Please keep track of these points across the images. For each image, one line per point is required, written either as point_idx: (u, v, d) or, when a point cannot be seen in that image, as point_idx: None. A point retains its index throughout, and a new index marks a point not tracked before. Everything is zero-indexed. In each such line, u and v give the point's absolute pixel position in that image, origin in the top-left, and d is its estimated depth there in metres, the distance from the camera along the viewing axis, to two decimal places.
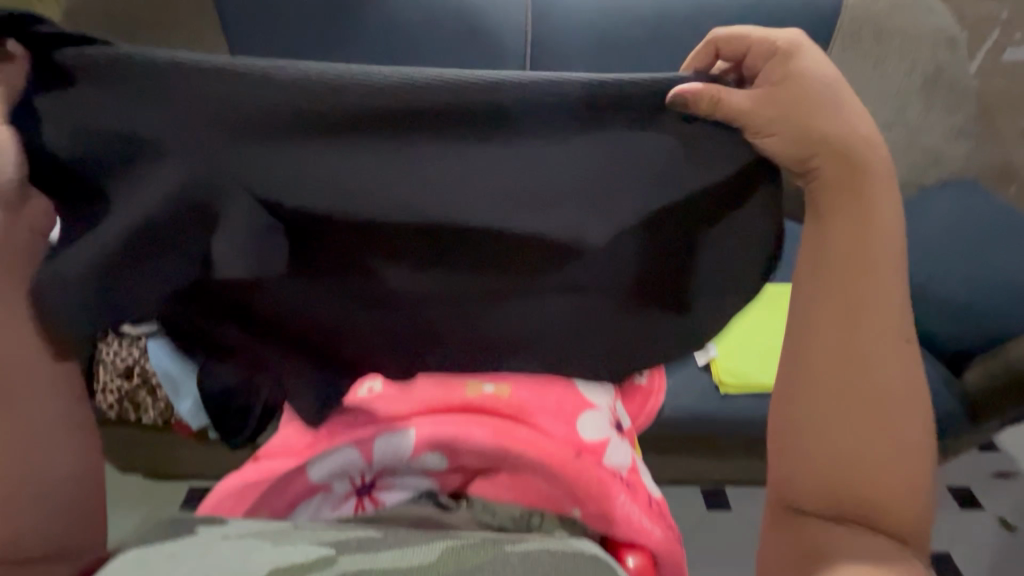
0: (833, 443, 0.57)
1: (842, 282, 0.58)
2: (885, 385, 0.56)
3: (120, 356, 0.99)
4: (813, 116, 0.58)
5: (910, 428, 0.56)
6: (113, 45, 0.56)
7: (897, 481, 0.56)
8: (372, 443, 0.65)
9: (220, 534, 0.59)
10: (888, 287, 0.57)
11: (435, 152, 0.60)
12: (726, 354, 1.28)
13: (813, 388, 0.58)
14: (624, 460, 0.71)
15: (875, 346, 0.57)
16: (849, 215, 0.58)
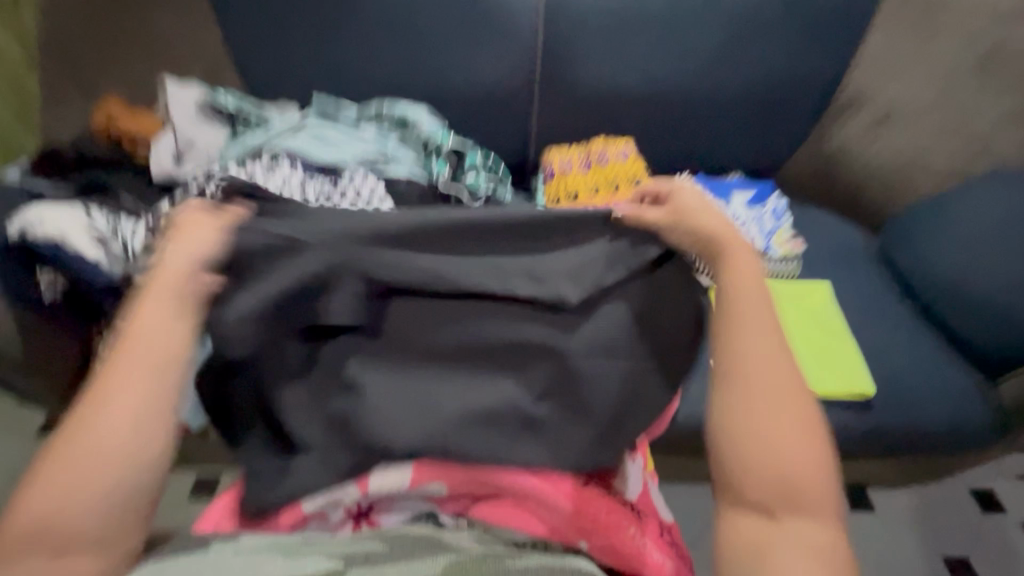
0: (749, 457, 0.53)
1: (728, 312, 0.60)
2: (784, 400, 0.55)
3: None
4: (696, 224, 0.67)
5: (805, 420, 0.54)
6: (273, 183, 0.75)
7: (805, 463, 0.53)
8: (369, 472, 0.63)
9: (231, 549, 0.56)
10: (758, 307, 0.60)
11: (452, 250, 0.67)
12: None
13: (728, 394, 0.56)
14: (633, 487, 0.71)
15: (762, 362, 0.57)
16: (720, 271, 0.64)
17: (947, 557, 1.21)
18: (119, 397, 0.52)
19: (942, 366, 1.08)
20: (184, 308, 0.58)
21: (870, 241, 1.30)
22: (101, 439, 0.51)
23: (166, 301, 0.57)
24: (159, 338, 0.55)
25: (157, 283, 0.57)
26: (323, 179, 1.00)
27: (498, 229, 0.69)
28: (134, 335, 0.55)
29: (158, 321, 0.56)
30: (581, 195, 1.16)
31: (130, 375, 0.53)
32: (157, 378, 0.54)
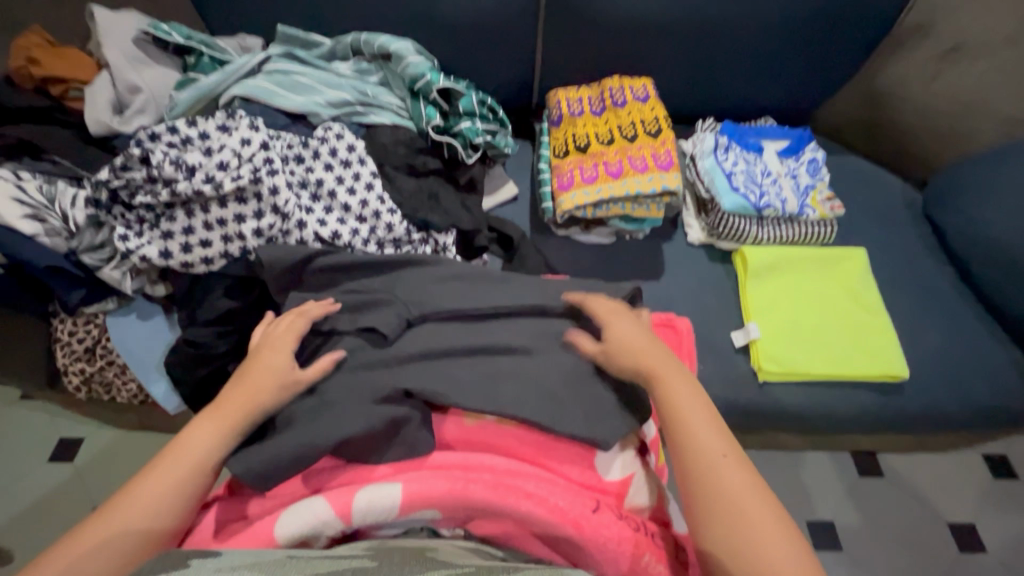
0: (735, 571, 0.50)
1: (675, 432, 0.59)
2: (750, 498, 0.53)
3: (78, 336, 0.87)
4: (623, 344, 0.67)
5: (778, 530, 0.51)
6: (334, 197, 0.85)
7: (787, 573, 0.48)
8: (349, 498, 0.56)
9: (210, 565, 0.41)
10: (701, 412, 0.60)
11: (466, 282, 0.78)
12: (774, 332, 0.95)
13: (700, 523, 0.53)
14: (646, 500, 0.64)
15: (721, 464, 0.55)
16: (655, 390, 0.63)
17: (952, 525, 1.19)
18: (125, 511, 0.53)
19: (980, 342, 0.99)
20: (220, 437, 0.59)
21: (912, 195, 1.15)
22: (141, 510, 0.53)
23: (217, 424, 0.60)
24: (188, 464, 0.57)
25: (225, 401, 0.62)
26: (293, 137, 0.87)
27: (499, 277, 0.79)
28: (174, 452, 0.57)
29: (198, 447, 0.58)
30: (591, 145, 1.01)
31: (146, 494, 0.54)
32: (170, 502, 0.54)
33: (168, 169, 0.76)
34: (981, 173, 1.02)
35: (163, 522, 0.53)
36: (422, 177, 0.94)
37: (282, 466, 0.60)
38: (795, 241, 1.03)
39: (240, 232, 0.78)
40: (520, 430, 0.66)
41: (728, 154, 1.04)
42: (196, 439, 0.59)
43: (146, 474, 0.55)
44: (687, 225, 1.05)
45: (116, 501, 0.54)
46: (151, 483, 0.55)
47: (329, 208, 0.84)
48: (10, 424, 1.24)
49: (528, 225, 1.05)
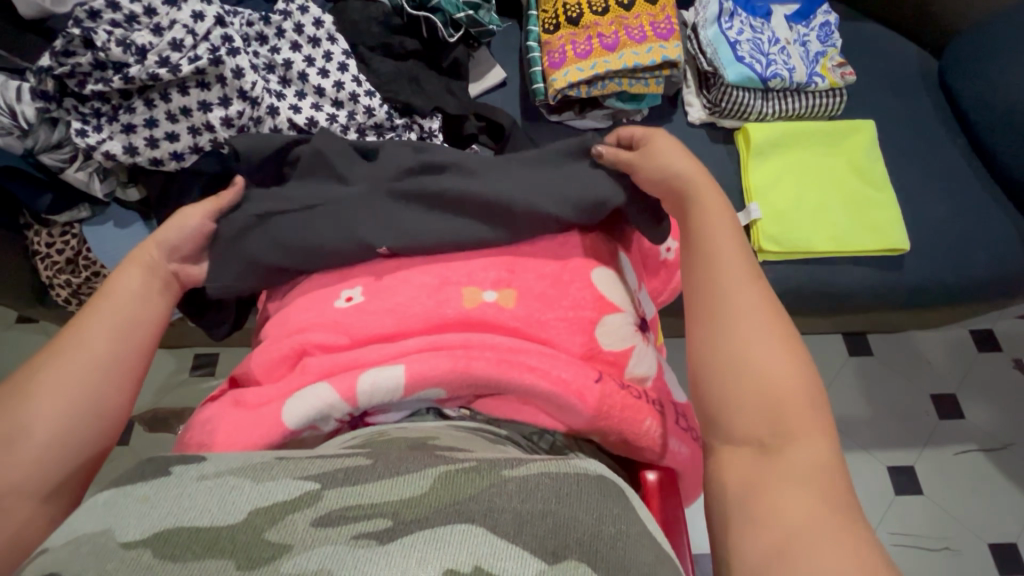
0: (728, 362, 0.49)
1: (691, 242, 0.58)
2: (765, 335, 0.49)
3: (56, 247, 0.83)
4: (665, 163, 0.64)
5: (781, 343, 0.49)
6: (310, 77, 0.78)
7: (777, 377, 0.47)
8: (354, 381, 0.55)
9: (191, 472, 0.39)
10: (725, 228, 0.57)
11: (458, 168, 0.74)
12: (776, 213, 0.92)
13: (701, 321, 0.52)
14: (647, 370, 0.64)
15: (739, 296, 0.52)
16: (691, 216, 0.60)
17: (935, 396, 1.25)
18: (83, 349, 0.50)
19: (986, 214, 0.97)
20: (125, 325, 0.53)
21: (930, 62, 1.07)
22: (115, 304, 0.54)
23: (110, 305, 0.54)
24: (133, 297, 0.56)
25: (134, 251, 0.59)
26: (252, 13, 0.78)
27: (492, 164, 0.75)
28: (100, 299, 0.54)
29: (129, 286, 0.56)
30: (584, 15, 0.91)
31: (92, 333, 0.51)
32: (118, 333, 0.52)
33: (115, 50, 0.69)
34: (1008, 32, 0.95)
35: (122, 349, 0.52)
36: (403, 58, 0.86)
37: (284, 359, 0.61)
38: (803, 114, 0.98)
39: (208, 122, 0.73)
40: (541, 245, 0.68)
41: (733, 21, 0.96)
42: (94, 333, 0.51)
43: (75, 325, 0.52)
44: (687, 103, 0.99)
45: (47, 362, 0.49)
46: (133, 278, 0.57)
47: (302, 93, 0.78)
48: (10, 344, 1.24)
49: (520, 113, 0.98)
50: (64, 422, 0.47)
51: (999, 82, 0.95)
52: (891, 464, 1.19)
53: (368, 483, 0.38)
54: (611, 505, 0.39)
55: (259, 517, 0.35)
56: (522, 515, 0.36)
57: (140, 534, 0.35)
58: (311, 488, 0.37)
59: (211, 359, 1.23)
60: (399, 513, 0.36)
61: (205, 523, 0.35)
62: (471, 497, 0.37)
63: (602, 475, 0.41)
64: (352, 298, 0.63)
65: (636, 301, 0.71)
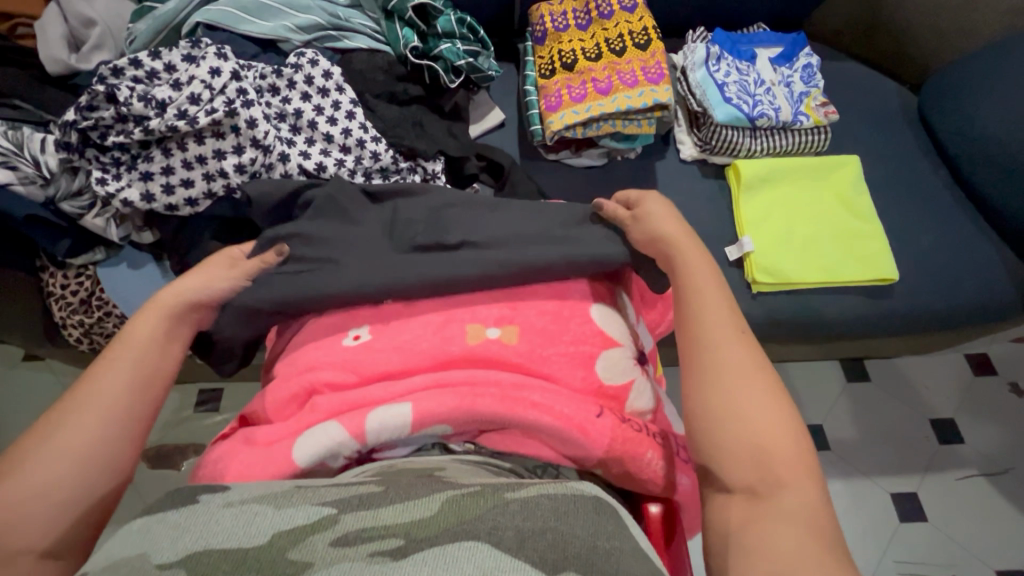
0: (717, 413, 0.51)
1: (680, 299, 0.61)
2: (747, 385, 0.52)
3: (71, 289, 0.85)
4: (655, 225, 0.69)
5: (766, 395, 0.52)
6: (320, 125, 0.82)
7: (764, 428, 0.50)
8: (362, 418, 0.57)
9: (219, 500, 0.41)
10: (711, 287, 0.61)
11: (461, 209, 0.78)
12: (768, 245, 0.95)
13: (692, 374, 0.55)
14: (646, 403, 0.66)
15: (723, 348, 0.55)
16: (679, 275, 0.64)
17: (934, 420, 1.26)
18: (99, 402, 0.51)
19: (971, 241, 1.00)
20: (140, 377, 0.54)
21: (909, 98, 1.13)
22: (133, 355, 0.55)
23: (126, 356, 0.55)
24: (148, 346, 0.57)
25: (153, 298, 0.61)
26: (264, 66, 0.83)
27: (494, 205, 0.79)
28: (116, 349, 0.55)
29: (142, 333, 0.57)
30: (578, 61, 0.96)
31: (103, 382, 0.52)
32: (128, 382, 0.53)
33: (137, 105, 0.73)
34: (980, 71, 1.00)
35: (131, 398, 0.53)
36: (406, 104, 0.90)
37: (294, 397, 0.62)
38: (790, 150, 1.02)
39: (222, 169, 0.76)
40: (542, 288, 0.70)
41: (719, 64, 1.01)
42: (111, 385, 0.52)
43: (92, 374, 0.53)
44: (679, 142, 1.03)
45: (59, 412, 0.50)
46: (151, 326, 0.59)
47: (311, 139, 0.82)
48: (17, 384, 1.26)
49: (518, 152, 1.02)
50: (78, 477, 0.47)
51: (974, 117, 0.99)
52: (893, 491, 1.19)
53: (380, 507, 0.40)
54: (607, 523, 0.40)
55: (281, 539, 0.37)
56: (523, 532, 0.38)
57: (173, 556, 0.36)
58: (329, 512, 0.39)
59: (216, 396, 1.24)
60: (411, 532, 0.38)
61: (231, 545, 0.37)
62: (476, 517, 0.39)
63: (597, 496, 0.43)
64: (357, 338, 0.65)
65: (634, 334, 0.73)
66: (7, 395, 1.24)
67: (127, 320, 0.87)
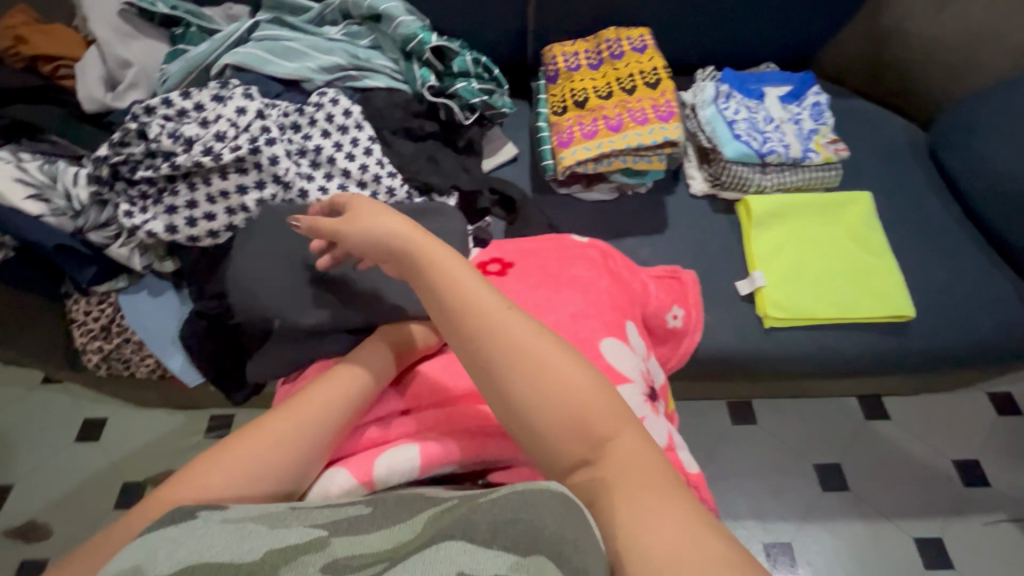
0: (534, 407, 0.46)
1: (442, 286, 0.52)
2: (547, 356, 0.48)
3: (94, 315, 0.88)
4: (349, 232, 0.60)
5: (566, 363, 0.47)
6: (341, 162, 0.85)
7: (578, 396, 0.46)
8: (371, 461, 0.57)
9: (215, 517, 0.42)
10: (448, 262, 0.53)
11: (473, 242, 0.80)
12: (778, 280, 0.95)
13: (492, 374, 0.48)
14: (659, 439, 0.66)
15: (516, 327, 0.49)
16: (422, 265, 0.54)
17: (956, 461, 1.22)
18: (314, 411, 0.55)
19: (988, 279, 0.99)
20: (348, 399, 0.57)
21: (920, 135, 1.13)
22: (354, 377, 0.59)
23: (350, 379, 0.59)
24: (365, 377, 0.60)
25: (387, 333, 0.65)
26: (288, 105, 0.86)
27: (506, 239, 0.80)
28: (343, 366, 0.60)
29: (370, 372, 0.60)
30: (590, 100, 0.99)
31: (325, 396, 0.57)
32: (338, 409, 0.56)
33: (166, 142, 0.77)
34: (989, 110, 1.01)
35: (329, 430, 0.55)
36: (421, 140, 0.93)
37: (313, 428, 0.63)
38: (801, 187, 1.03)
39: (244, 204, 0.80)
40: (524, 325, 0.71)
41: (729, 102, 1.03)
42: (326, 398, 0.57)
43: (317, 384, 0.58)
44: (689, 177, 1.05)
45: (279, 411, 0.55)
46: (385, 351, 0.64)
47: (330, 174, 0.84)
48: (34, 406, 1.28)
49: (530, 186, 1.04)
50: (271, 477, 0.51)
51: (985, 156, 1.00)
52: (916, 535, 1.14)
53: (366, 533, 0.40)
54: (574, 513, 0.39)
55: (273, 556, 0.36)
56: (495, 524, 0.37)
57: (169, 568, 0.35)
58: (320, 534, 0.40)
59: (226, 422, 1.24)
60: (400, 552, 0.37)
61: (225, 558, 0.36)
62: (452, 522, 0.38)
63: (564, 491, 0.41)
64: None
65: (646, 371, 0.73)
66: (24, 417, 1.26)
67: (144, 347, 0.88)
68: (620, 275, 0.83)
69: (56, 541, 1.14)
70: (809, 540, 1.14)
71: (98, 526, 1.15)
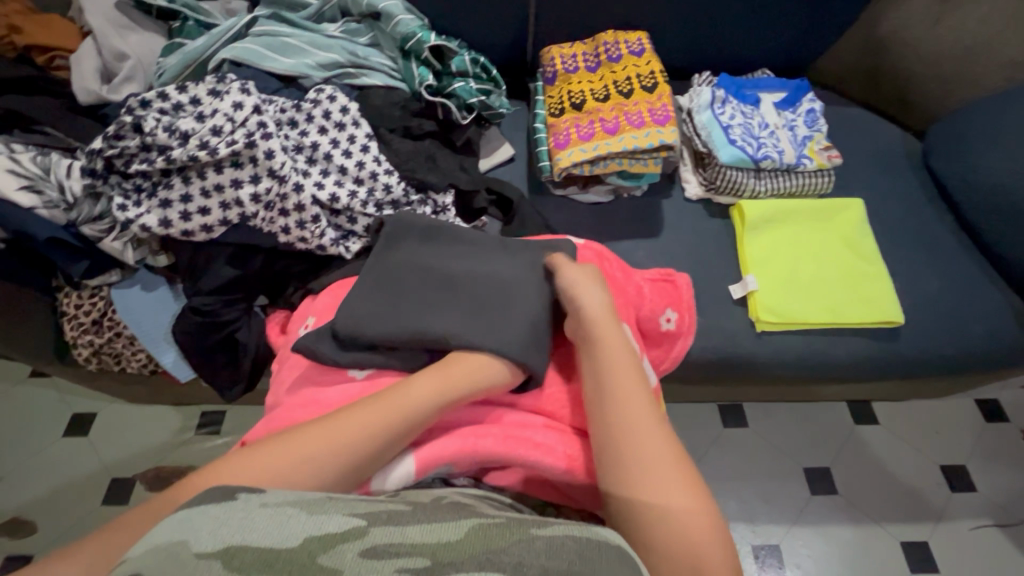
0: (649, 512, 0.50)
1: (606, 388, 0.58)
2: (677, 481, 0.51)
3: (85, 308, 0.87)
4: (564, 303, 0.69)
5: (695, 498, 0.51)
6: (337, 159, 0.85)
7: (696, 528, 0.49)
8: None
9: (256, 499, 0.41)
10: (625, 368, 0.60)
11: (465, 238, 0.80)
12: (771, 285, 0.96)
13: (625, 467, 0.53)
14: None
15: (658, 447, 0.53)
16: (599, 360, 0.61)
17: (944, 467, 1.23)
18: (345, 435, 0.54)
19: (977, 287, 1.00)
20: (379, 435, 0.54)
21: (912, 144, 1.15)
22: (396, 413, 0.56)
23: (386, 412, 0.56)
24: (407, 414, 0.56)
25: (449, 368, 0.61)
26: (285, 101, 0.86)
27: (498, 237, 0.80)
28: (390, 394, 0.58)
29: (414, 401, 0.57)
30: (588, 102, 1.00)
31: (357, 423, 0.54)
32: (372, 442, 0.54)
33: (161, 136, 0.77)
34: (981, 120, 1.02)
35: (353, 462, 0.53)
36: (418, 138, 0.93)
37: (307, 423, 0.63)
38: (795, 192, 1.04)
39: (238, 198, 0.78)
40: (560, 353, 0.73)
41: (725, 107, 1.03)
42: (359, 426, 0.54)
43: (358, 408, 0.56)
44: (685, 181, 1.06)
45: (308, 427, 0.54)
46: (438, 388, 0.59)
47: (326, 171, 0.85)
48: (21, 399, 1.27)
49: (527, 186, 1.04)
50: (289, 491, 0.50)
51: (975, 166, 1.01)
52: (903, 540, 1.16)
53: (408, 525, 0.40)
54: (627, 568, 0.40)
55: (312, 544, 0.37)
56: (548, 573, 0.37)
57: (212, 547, 0.36)
58: (359, 523, 0.39)
59: (216, 419, 1.23)
60: (438, 554, 0.37)
61: (266, 544, 0.36)
62: (502, 549, 0.38)
63: (620, 547, 0.42)
64: (354, 377, 0.68)
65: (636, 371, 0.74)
66: (12, 410, 1.25)
67: (136, 342, 0.88)
68: (613, 279, 0.84)
69: (41, 537, 1.12)
70: (798, 543, 1.15)
71: (84, 522, 1.14)
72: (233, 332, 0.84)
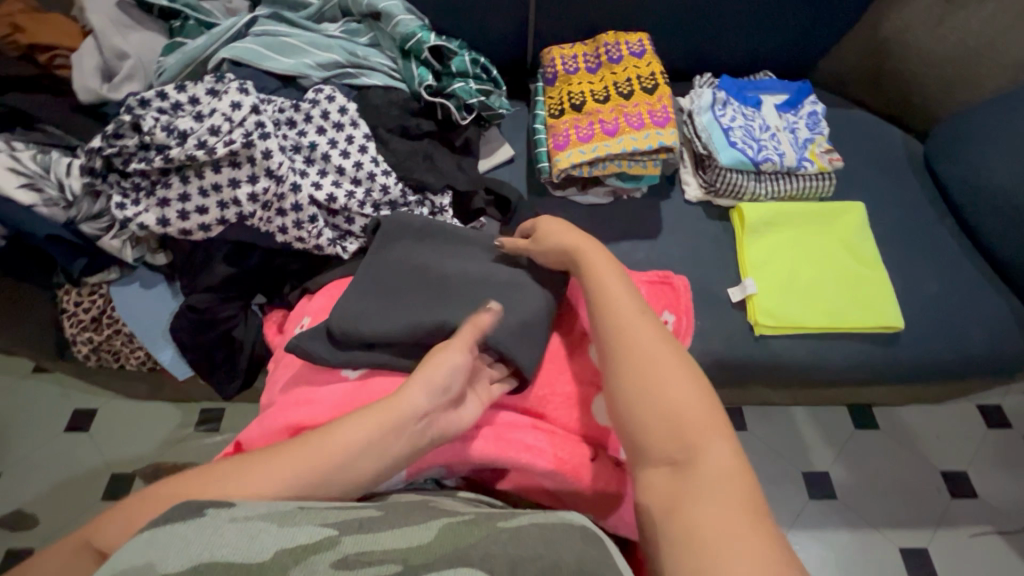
0: (636, 396, 0.54)
1: (593, 296, 0.63)
2: (663, 364, 0.55)
3: (85, 305, 0.88)
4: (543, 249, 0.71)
5: (681, 376, 0.54)
6: (336, 159, 0.85)
7: (683, 402, 0.52)
8: None
9: (225, 514, 0.41)
10: (608, 273, 0.64)
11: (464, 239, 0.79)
12: (769, 288, 0.95)
13: (615, 361, 0.57)
14: None
15: (643, 335, 0.57)
16: (586, 274, 0.65)
17: (944, 472, 1.22)
18: (274, 471, 0.50)
19: (979, 292, 0.99)
20: (305, 482, 0.50)
21: (915, 147, 1.14)
22: (327, 455, 0.51)
23: (313, 457, 0.51)
24: (335, 459, 0.51)
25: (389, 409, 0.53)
26: (283, 101, 0.86)
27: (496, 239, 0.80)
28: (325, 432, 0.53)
29: (344, 444, 0.52)
30: (587, 103, 0.99)
31: (282, 465, 0.50)
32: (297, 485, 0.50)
33: (160, 135, 0.77)
34: (984, 124, 1.01)
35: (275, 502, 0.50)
36: (417, 139, 0.93)
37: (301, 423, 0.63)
38: (796, 195, 1.03)
39: (236, 197, 0.79)
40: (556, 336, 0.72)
41: (725, 108, 1.03)
42: (290, 467, 0.50)
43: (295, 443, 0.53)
44: (684, 182, 1.05)
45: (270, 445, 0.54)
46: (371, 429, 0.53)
47: (324, 171, 0.85)
48: (26, 394, 1.28)
49: (526, 187, 1.04)
50: None
51: (978, 170, 1.00)
52: (902, 546, 1.15)
53: (379, 533, 0.41)
54: (594, 549, 0.41)
55: (285, 555, 0.37)
56: (515, 557, 0.38)
57: (180, 565, 0.35)
58: (331, 533, 0.40)
59: (216, 416, 1.24)
60: (410, 559, 0.38)
61: (235, 559, 0.36)
62: (469, 544, 0.39)
63: (584, 526, 0.44)
64: (348, 377, 0.68)
65: None
66: (16, 405, 1.26)
67: (134, 339, 0.88)
68: None
69: (43, 530, 1.14)
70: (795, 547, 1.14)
71: (85, 517, 1.15)
72: (228, 331, 0.84)
